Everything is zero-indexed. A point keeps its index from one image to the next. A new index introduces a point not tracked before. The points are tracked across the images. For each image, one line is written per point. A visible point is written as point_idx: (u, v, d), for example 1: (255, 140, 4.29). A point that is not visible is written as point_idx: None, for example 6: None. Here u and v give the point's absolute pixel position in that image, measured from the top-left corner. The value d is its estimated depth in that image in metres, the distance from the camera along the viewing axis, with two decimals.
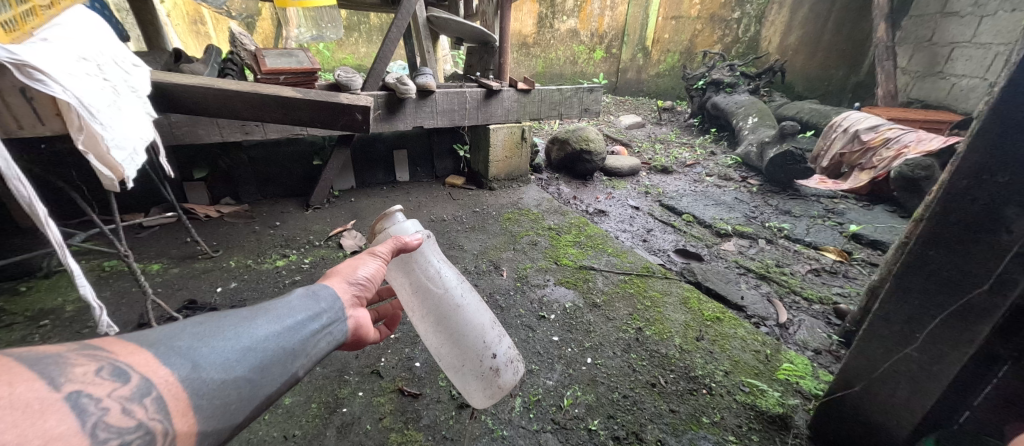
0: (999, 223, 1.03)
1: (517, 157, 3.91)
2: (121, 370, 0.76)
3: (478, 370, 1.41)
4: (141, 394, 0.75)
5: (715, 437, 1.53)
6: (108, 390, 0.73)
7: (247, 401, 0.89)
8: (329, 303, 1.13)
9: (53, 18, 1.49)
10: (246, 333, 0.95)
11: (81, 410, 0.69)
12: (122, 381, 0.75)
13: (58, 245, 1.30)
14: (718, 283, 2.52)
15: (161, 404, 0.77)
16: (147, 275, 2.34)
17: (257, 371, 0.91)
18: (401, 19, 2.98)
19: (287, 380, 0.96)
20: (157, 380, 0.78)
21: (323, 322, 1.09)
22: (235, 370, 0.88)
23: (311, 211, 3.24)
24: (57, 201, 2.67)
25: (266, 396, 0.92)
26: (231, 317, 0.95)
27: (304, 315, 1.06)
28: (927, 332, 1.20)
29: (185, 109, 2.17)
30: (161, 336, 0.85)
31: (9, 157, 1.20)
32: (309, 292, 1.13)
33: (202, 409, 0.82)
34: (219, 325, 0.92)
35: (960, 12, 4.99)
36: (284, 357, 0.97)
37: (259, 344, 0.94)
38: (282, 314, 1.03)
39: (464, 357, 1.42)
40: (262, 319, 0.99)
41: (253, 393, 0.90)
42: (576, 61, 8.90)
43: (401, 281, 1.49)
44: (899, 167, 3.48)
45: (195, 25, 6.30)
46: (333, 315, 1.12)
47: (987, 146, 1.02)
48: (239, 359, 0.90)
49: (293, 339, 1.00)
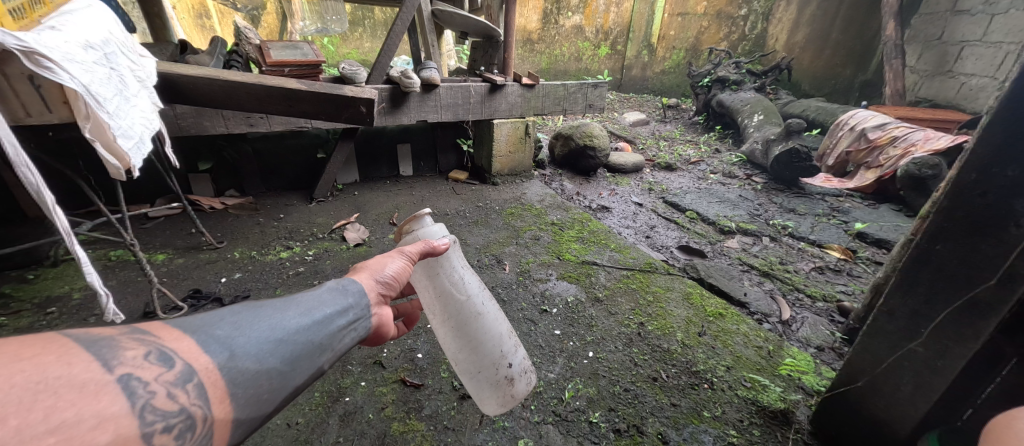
0: (1009, 218, 1.01)
1: (521, 153, 3.89)
2: (166, 356, 0.77)
3: (496, 380, 1.42)
4: (183, 380, 0.76)
5: (716, 431, 1.53)
6: (155, 374, 0.73)
7: (278, 391, 0.88)
8: (356, 298, 1.13)
9: (59, 8, 1.52)
10: (279, 325, 0.94)
11: (131, 395, 0.69)
12: (167, 366, 0.76)
13: (66, 232, 1.31)
14: (721, 279, 2.51)
15: (201, 391, 0.77)
16: (153, 264, 2.36)
17: (288, 363, 0.90)
18: (406, 12, 2.97)
19: (314, 372, 0.95)
20: (198, 368, 0.78)
21: (350, 317, 1.09)
22: (268, 362, 0.87)
23: (315, 204, 3.25)
24: (65, 191, 2.70)
25: (296, 387, 0.91)
26: (265, 309, 0.96)
27: (332, 309, 1.06)
28: (932, 327, 1.19)
29: (197, 101, 2.19)
30: (201, 323, 0.86)
31: (18, 143, 1.21)
32: (336, 289, 1.12)
33: (239, 396, 0.81)
34: (254, 316, 0.92)
35: (971, 10, 4.93)
36: (312, 350, 0.96)
37: (291, 337, 0.94)
38: (312, 307, 1.03)
39: (481, 365, 1.42)
40: (293, 311, 0.99)
41: (283, 383, 0.89)
42: (580, 57, 8.62)
43: (425, 284, 1.47)
44: (906, 165, 3.44)
45: (200, 19, 6.31)
46: (359, 311, 1.12)
47: (999, 140, 1.00)
48: (274, 351, 0.90)
49: (321, 333, 1.00)
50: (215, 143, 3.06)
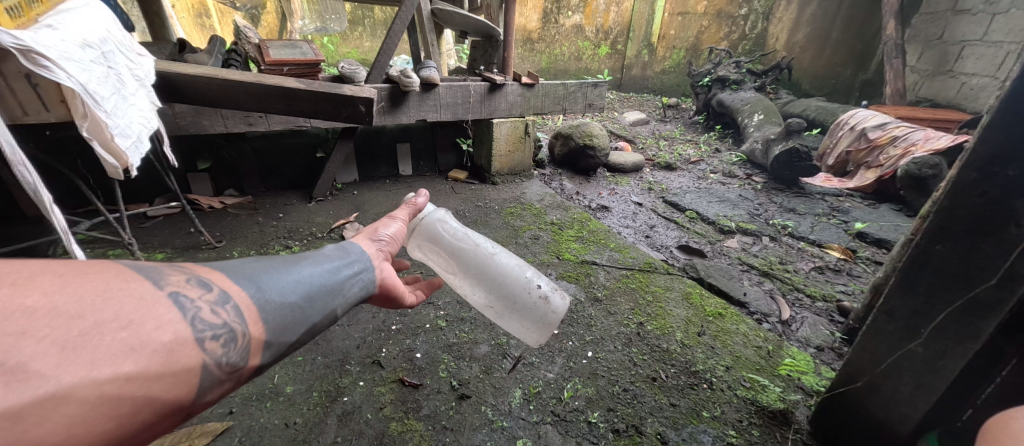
0: (1010, 218, 1.01)
1: (520, 152, 3.88)
2: (205, 282, 0.84)
3: (519, 305, 1.54)
4: (223, 302, 0.83)
5: (715, 431, 1.53)
6: (199, 294, 0.80)
7: (299, 324, 0.96)
8: (359, 254, 1.22)
9: (58, 6, 1.52)
10: (294, 271, 1.02)
11: (182, 307, 0.77)
12: (207, 289, 0.83)
13: (63, 231, 1.31)
14: (721, 279, 2.50)
15: (238, 312, 0.85)
16: (152, 264, 2.35)
17: (306, 300, 0.99)
18: (405, 11, 2.97)
19: (327, 313, 1.04)
20: (234, 294, 0.86)
21: (354, 269, 1.17)
22: (289, 297, 0.96)
23: (314, 203, 3.25)
24: (64, 190, 2.70)
25: (313, 323, 1.00)
26: (281, 258, 1.03)
27: (338, 262, 1.14)
28: (931, 328, 1.18)
29: (195, 99, 2.18)
30: (227, 265, 0.93)
31: (14, 141, 1.20)
32: (338, 249, 1.20)
33: (269, 321, 0.90)
34: (271, 262, 1.00)
35: (971, 9, 4.93)
36: (325, 293, 1.05)
37: (306, 279, 1.02)
38: (320, 259, 1.11)
39: (514, 298, 1.54)
40: (304, 262, 1.07)
41: (303, 318, 0.97)
42: (580, 57, 8.60)
43: (434, 256, 1.59)
44: (906, 165, 3.44)
45: (200, 18, 6.30)
46: (362, 264, 1.21)
47: (1000, 139, 1.00)
48: (292, 290, 0.98)
49: (331, 280, 1.08)
50: (214, 142, 3.06)
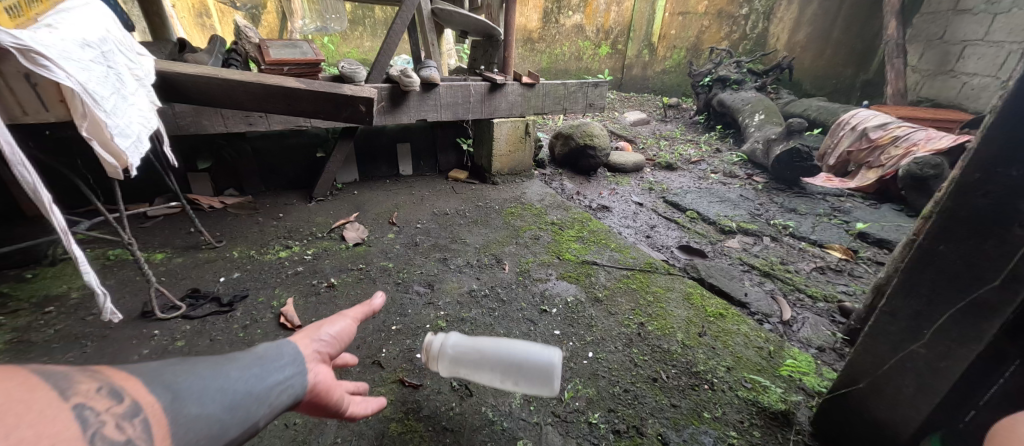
0: (1013, 218, 1.00)
1: (521, 152, 3.87)
2: (119, 389, 0.70)
3: (541, 364, 1.55)
4: (130, 415, 0.69)
5: (716, 432, 1.52)
6: (106, 407, 0.67)
7: (216, 441, 0.79)
8: (293, 356, 1.07)
9: (57, 5, 1.51)
10: (223, 375, 0.87)
11: (83, 424, 0.64)
12: (118, 400, 0.69)
13: (63, 231, 1.30)
14: (722, 279, 2.50)
15: (147, 427, 0.70)
16: (152, 264, 2.35)
17: (229, 411, 0.83)
18: (406, 11, 2.97)
19: (250, 427, 0.86)
20: (145, 404, 0.72)
21: (287, 374, 1.01)
22: (209, 408, 0.80)
23: (314, 203, 3.25)
24: (64, 190, 2.70)
25: (232, 440, 0.82)
26: (209, 359, 0.88)
27: (271, 366, 0.99)
28: (934, 329, 1.18)
29: (194, 98, 2.17)
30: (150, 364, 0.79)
31: (14, 141, 1.20)
32: (271, 350, 1.04)
33: (180, 438, 0.73)
34: (200, 363, 0.85)
35: (973, 9, 4.92)
36: (252, 402, 0.88)
37: (234, 386, 0.87)
38: (252, 362, 0.96)
39: (526, 363, 1.56)
40: (235, 364, 0.92)
41: (222, 434, 0.81)
42: (581, 56, 8.59)
43: (450, 369, 1.57)
44: (908, 165, 3.43)
45: (200, 18, 6.30)
46: (295, 369, 1.04)
47: (1004, 140, 0.99)
48: (213, 399, 0.82)
49: (259, 386, 0.92)
50: (214, 142, 3.07)
